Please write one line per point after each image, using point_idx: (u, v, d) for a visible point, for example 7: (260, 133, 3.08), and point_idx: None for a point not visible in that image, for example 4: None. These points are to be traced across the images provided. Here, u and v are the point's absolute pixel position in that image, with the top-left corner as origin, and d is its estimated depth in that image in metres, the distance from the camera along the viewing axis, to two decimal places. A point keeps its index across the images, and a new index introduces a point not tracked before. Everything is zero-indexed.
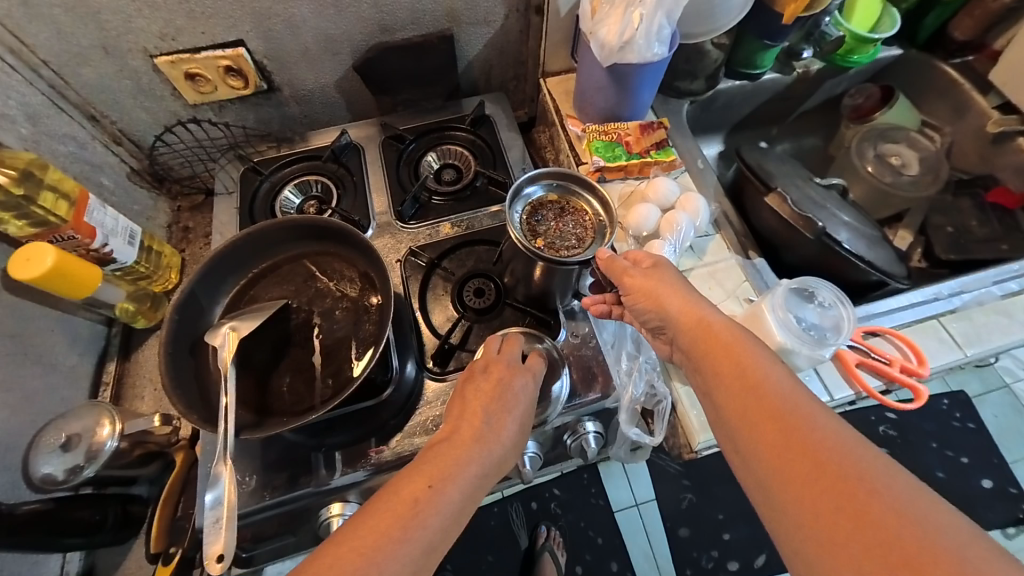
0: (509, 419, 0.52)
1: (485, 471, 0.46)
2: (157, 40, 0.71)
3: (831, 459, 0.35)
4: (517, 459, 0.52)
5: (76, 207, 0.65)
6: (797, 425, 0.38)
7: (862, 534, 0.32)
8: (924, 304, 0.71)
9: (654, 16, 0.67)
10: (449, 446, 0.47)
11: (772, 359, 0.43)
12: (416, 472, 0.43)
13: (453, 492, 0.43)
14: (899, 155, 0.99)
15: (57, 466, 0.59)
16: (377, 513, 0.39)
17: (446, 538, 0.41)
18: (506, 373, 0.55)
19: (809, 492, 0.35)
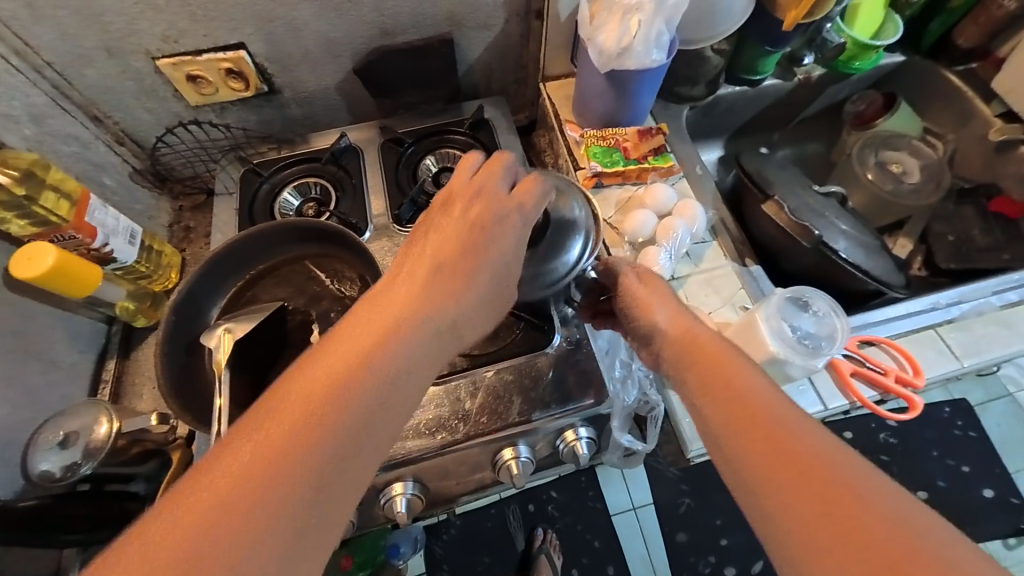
0: (475, 274, 0.47)
1: (430, 336, 0.41)
2: (160, 42, 0.72)
3: (822, 467, 0.35)
4: (483, 309, 0.47)
5: (77, 207, 0.66)
6: (787, 434, 0.37)
7: (858, 543, 0.32)
8: (922, 314, 0.71)
9: (653, 22, 0.67)
10: (376, 313, 0.40)
11: (756, 371, 0.43)
12: (351, 341, 0.37)
13: (376, 372, 0.36)
14: (900, 163, 0.99)
15: (55, 462, 0.60)
16: (278, 408, 0.33)
17: (375, 427, 0.35)
18: (478, 215, 0.49)
19: (803, 500, 0.34)
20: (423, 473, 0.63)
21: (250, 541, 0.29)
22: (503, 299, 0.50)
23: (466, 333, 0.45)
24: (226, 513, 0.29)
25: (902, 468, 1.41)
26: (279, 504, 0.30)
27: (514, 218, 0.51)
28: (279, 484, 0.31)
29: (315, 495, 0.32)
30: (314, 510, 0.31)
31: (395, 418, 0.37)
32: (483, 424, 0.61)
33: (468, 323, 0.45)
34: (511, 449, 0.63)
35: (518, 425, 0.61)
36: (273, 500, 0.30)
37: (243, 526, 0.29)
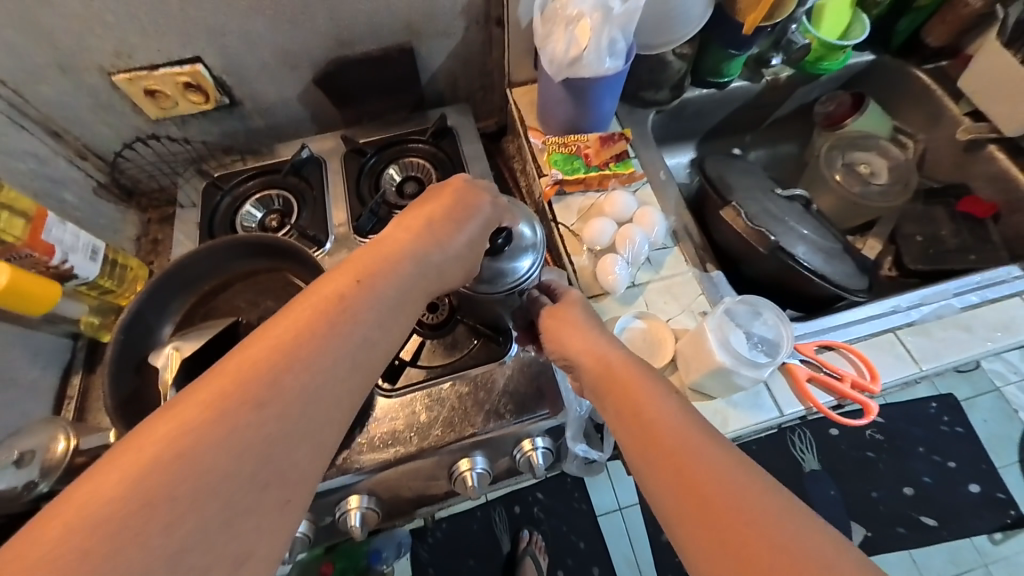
0: (463, 224, 0.53)
1: (427, 267, 0.48)
2: (113, 58, 0.72)
3: (712, 485, 0.37)
4: (468, 262, 0.53)
5: (32, 225, 0.66)
6: (684, 457, 0.39)
7: (745, 556, 0.33)
8: (881, 318, 0.70)
9: (603, 31, 0.67)
10: (382, 245, 0.48)
11: (662, 392, 0.46)
12: (345, 269, 0.44)
13: (383, 287, 0.44)
14: (869, 163, 0.99)
15: (10, 480, 0.60)
16: (300, 308, 0.40)
17: (385, 333, 0.43)
18: (468, 189, 0.56)
19: (700, 518, 0.36)
20: (380, 485, 0.63)
21: (284, 402, 0.36)
22: (476, 260, 0.55)
23: (455, 278, 0.52)
24: (262, 379, 0.36)
25: (887, 465, 1.41)
26: (308, 379, 0.37)
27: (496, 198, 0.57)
28: (307, 360, 0.38)
29: (338, 376, 0.39)
30: (331, 389, 0.39)
31: (397, 331, 0.44)
32: (438, 437, 0.61)
33: (458, 268, 0.52)
34: (467, 461, 0.63)
35: (474, 437, 0.61)
36: (302, 376, 0.37)
37: (278, 391, 0.36)
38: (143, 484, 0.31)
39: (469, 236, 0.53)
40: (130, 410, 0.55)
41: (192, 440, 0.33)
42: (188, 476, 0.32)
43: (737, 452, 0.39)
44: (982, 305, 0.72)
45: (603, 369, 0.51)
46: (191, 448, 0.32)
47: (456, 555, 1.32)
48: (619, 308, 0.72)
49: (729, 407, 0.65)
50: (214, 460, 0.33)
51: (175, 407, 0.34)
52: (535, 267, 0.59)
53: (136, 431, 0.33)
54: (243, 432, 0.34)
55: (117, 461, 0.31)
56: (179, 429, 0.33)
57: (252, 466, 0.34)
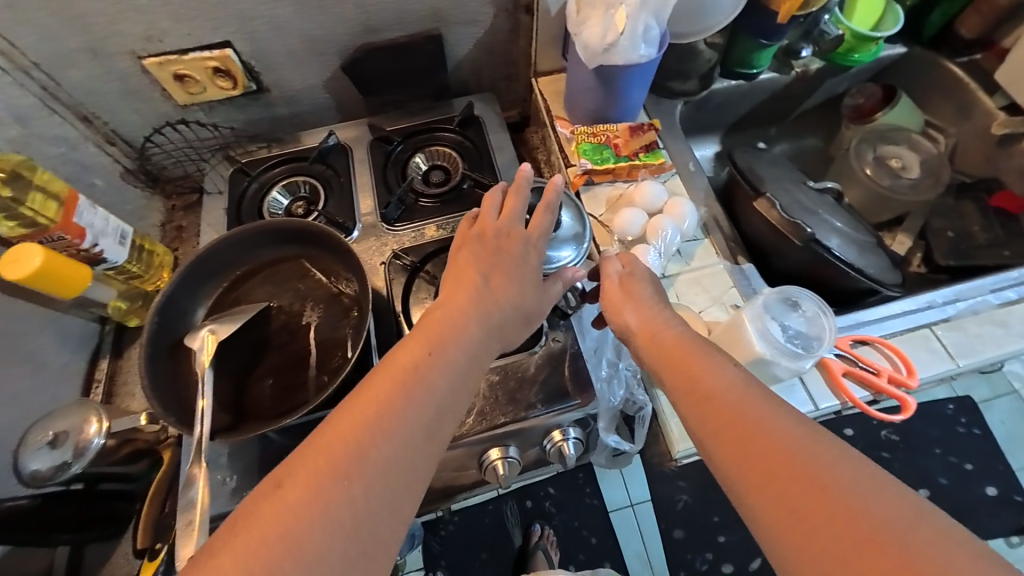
0: (513, 279, 0.54)
1: (487, 329, 0.49)
2: (143, 42, 0.71)
3: (785, 456, 0.37)
4: (524, 317, 0.53)
5: (65, 208, 0.66)
6: (754, 431, 0.39)
7: (818, 524, 0.33)
8: (916, 313, 0.69)
9: (639, 16, 0.66)
10: (443, 311, 0.49)
11: (724, 367, 0.45)
12: (415, 342, 0.46)
13: (451, 356, 0.46)
14: (898, 157, 0.96)
15: (43, 462, 0.60)
16: (376, 383, 0.42)
17: (455, 400, 0.44)
18: (508, 238, 0.56)
19: (771, 492, 0.36)
20: None
21: (369, 478, 0.37)
22: (540, 314, 0.55)
23: (510, 336, 0.52)
24: (349, 456, 0.38)
25: (903, 466, 1.40)
26: (389, 450, 0.39)
27: (535, 242, 0.57)
28: (389, 433, 0.40)
29: (414, 446, 0.40)
30: (410, 460, 0.40)
31: (465, 395, 0.45)
32: (470, 424, 0.61)
33: (514, 326, 0.53)
34: (498, 450, 0.63)
35: (504, 427, 0.61)
36: (383, 448, 0.39)
37: (365, 466, 0.38)
38: (254, 564, 0.33)
39: (521, 290, 0.54)
40: (168, 392, 0.55)
41: (292, 521, 0.34)
42: (287, 557, 0.33)
43: (809, 424, 0.39)
44: (1020, 301, 0.71)
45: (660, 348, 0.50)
46: (292, 527, 0.34)
47: (466, 547, 1.32)
48: None
49: None
50: (312, 540, 0.34)
51: (276, 489, 0.36)
52: (574, 258, 0.61)
53: (244, 511, 0.35)
54: (335, 509, 0.36)
55: (229, 543, 0.34)
56: (280, 510, 0.35)
57: (343, 542, 0.35)
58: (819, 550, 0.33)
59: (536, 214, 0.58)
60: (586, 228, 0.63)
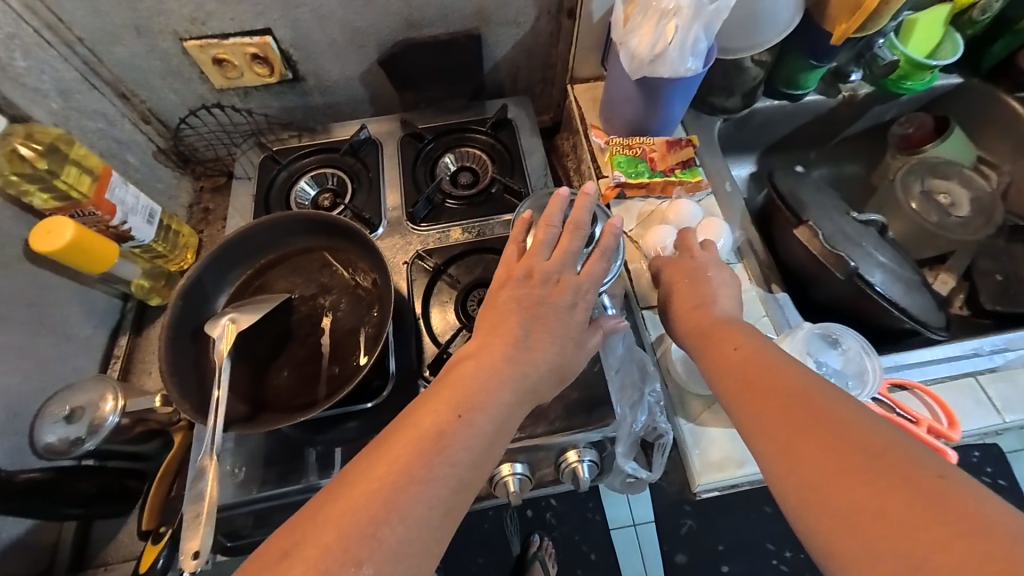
0: (555, 336, 0.52)
1: (520, 395, 0.47)
2: (187, 23, 0.71)
3: (808, 410, 0.41)
4: (557, 377, 0.52)
5: (98, 183, 0.66)
6: (779, 391, 0.43)
7: (839, 466, 0.36)
8: (962, 359, 0.66)
9: (690, 28, 0.63)
10: (476, 366, 0.47)
11: (759, 344, 0.49)
12: (443, 402, 0.44)
13: (479, 423, 0.44)
14: (948, 193, 0.92)
15: (60, 435, 0.60)
16: (397, 447, 0.40)
17: (477, 473, 0.42)
18: (556, 287, 0.54)
19: (796, 446, 0.39)
20: None
21: (378, 563, 0.35)
22: (571, 371, 0.53)
23: (543, 395, 0.51)
24: (360, 534, 0.36)
25: None
26: (402, 531, 0.37)
27: (585, 293, 0.55)
28: (404, 512, 0.38)
29: (430, 525, 0.38)
30: (424, 541, 0.38)
31: (487, 467, 0.43)
32: None
33: (548, 386, 0.51)
34: (509, 465, 0.61)
35: (520, 441, 0.59)
36: (398, 527, 0.37)
37: (376, 547, 0.36)
38: None
39: (559, 349, 0.52)
40: (187, 376, 0.54)
41: None
42: None
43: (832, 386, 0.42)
44: None
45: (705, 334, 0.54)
46: None
47: (463, 553, 1.30)
48: None
49: None
50: None
51: (286, 563, 0.34)
52: (607, 277, 0.59)
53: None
54: None
55: None
56: None
57: None
58: (838, 490, 0.36)
59: (591, 261, 0.56)
60: (621, 246, 0.61)
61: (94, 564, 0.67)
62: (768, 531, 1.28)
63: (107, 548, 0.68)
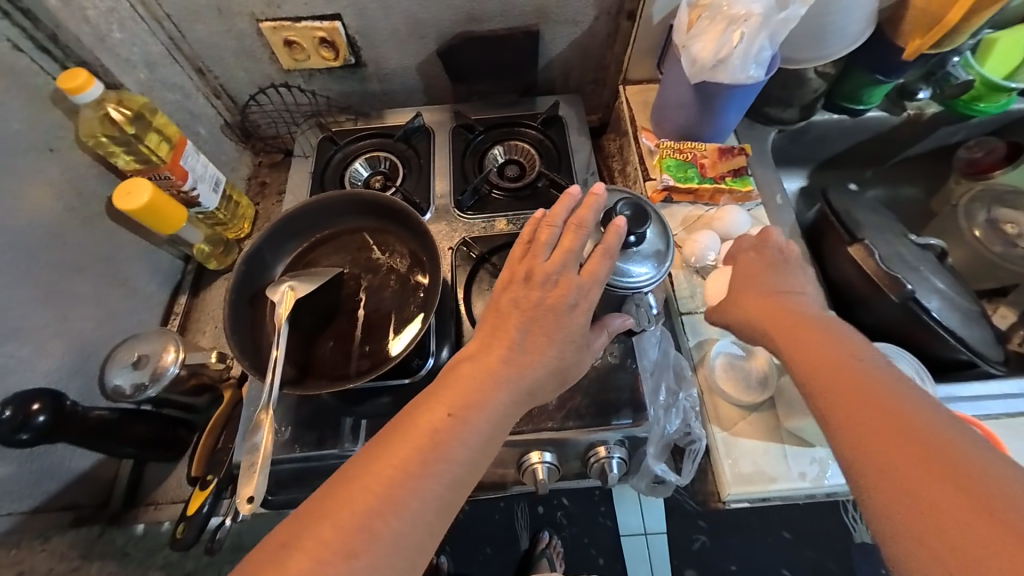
0: (553, 339, 0.49)
1: (516, 396, 0.47)
2: (263, 6, 0.74)
3: (867, 382, 0.42)
4: (558, 378, 0.51)
5: (174, 150, 0.71)
6: (841, 361, 0.45)
7: (887, 429, 0.38)
8: (1017, 399, 0.64)
9: (757, 36, 0.63)
10: (471, 367, 0.47)
11: (828, 323, 0.50)
12: (436, 401, 0.44)
13: (473, 423, 0.44)
14: (1016, 223, 0.86)
15: (126, 380, 0.65)
16: (394, 446, 0.41)
17: (472, 473, 0.43)
18: (556, 289, 0.50)
19: (853, 406, 0.41)
20: None
21: (373, 556, 0.37)
22: (574, 374, 0.52)
23: (542, 397, 0.50)
24: (356, 527, 0.37)
25: None
26: (398, 525, 0.38)
27: (588, 294, 0.51)
28: (399, 508, 0.39)
29: (425, 521, 0.40)
30: (419, 535, 0.39)
31: (485, 466, 0.44)
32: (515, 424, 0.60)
33: (546, 388, 0.50)
34: (539, 453, 0.62)
35: (550, 431, 0.60)
36: (392, 522, 0.38)
37: (371, 541, 0.37)
38: None
39: (559, 354, 0.50)
40: (244, 337, 0.57)
41: None
42: None
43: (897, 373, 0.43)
44: None
45: (786, 325, 0.51)
46: None
47: (471, 540, 1.31)
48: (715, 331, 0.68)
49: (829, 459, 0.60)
50: None
51: (286, 554, 0.36)
52: (652, 277, 0.57)
53: (259, 560, 0.37)
54: None
55: None
56: None
57: None
58: (881, 445, 0.38)
59: (591, 258, 0.51)
60: (670, 249, 0.60)
61: (145, 503, 0.71)
62: (784, 554, 1.22)
63: (157, 490, 0.72)
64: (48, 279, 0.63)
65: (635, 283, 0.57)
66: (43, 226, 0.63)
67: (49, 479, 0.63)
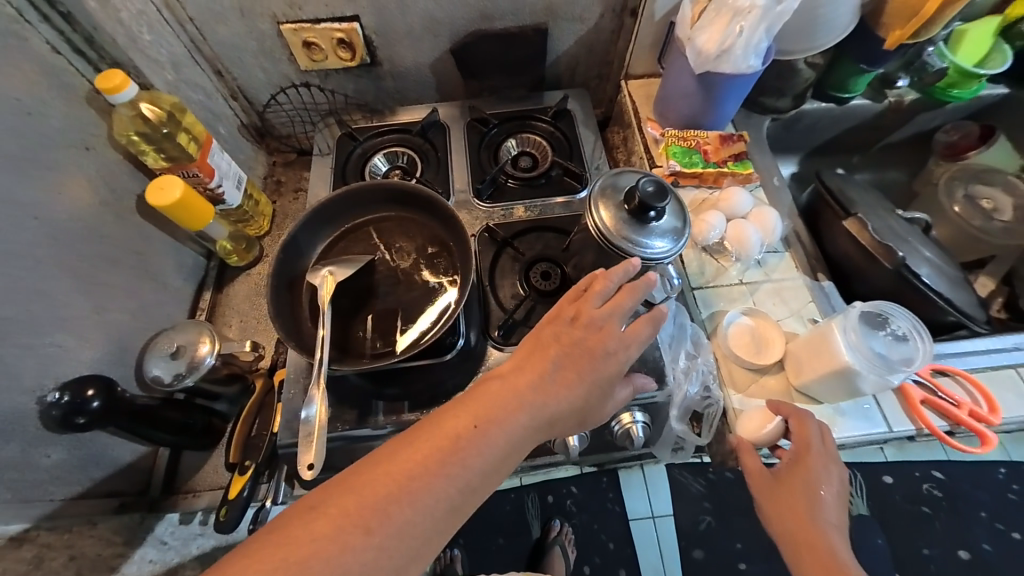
0: (581, 378, 0.52)
1: (536, 422, 0.49)
2: (285, 8, 0.77)
3: (802, 484, 0.59)
4: (579, 418, 0.53)
5: (202, 149, 0.73)
6: (800, 467, 0.59)
7: (793, 512, 0.58)
8: (1001, 353, 0.70)
9: (755, 28, 0.68)
10: (500, 387, 0.49)
11: (813, 424, 0.61)
12: (463, 410, 0.47)
13: (493, 437, 0.46)
14: (991, 199, 0.93)
15: (164, 369, 0.68)
16: (421, 443, 0.44)
17: (485, 481, 0.45)
18: (599, 334, 0.54)
19: (784, 492, 0.59)
20: None
21: (387, 535, 0.40)
22: (593, 415, 0.54)
23: (560, 431, 0.52)
24: (377, 507, 0.40)
25: None
26: (411, 513, 0.41)
27: (626, 347, 0.55)
28: (416, 498, 0.42)
29: (435, 515, 0.42)
30: (428, 527, 0.42)
31: (496, 479, 0.46)
32: None
33: (566, 425, 0.52)
34: None
35: None
36: (406, 509, 0.41)
37: (387, 520, 0.40)
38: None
39: (585, 396, 0.52)
40: (287, 319, 0.60)
41: (314, 552, 0.37)
42: None
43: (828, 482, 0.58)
44: None
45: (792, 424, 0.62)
46: (314, 567, 0.37)
47: (484, 532, 1.30)
48: (726, 303, 0.73)
49: (837, 414, 0.65)
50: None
51: (313, 515, 0.39)
52: (670, 250, 0.61)
53: (287, 514, 0.40)
54: (348, 554, 0.38)
55: (264, 552, 0.37)
56: (311, 541, 0.38)
57: None
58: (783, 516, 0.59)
59: (636, 321, 0.56)
60: (685, 228, 0.63)
61: (182, 491, 0.74)
62: None
63: (193, 478, 0.75)
64: (88, 271, 0.65)
65: (653, 255, 0.61)
66: (83, 221, 0.65)
67: (94, 466, 0.65)
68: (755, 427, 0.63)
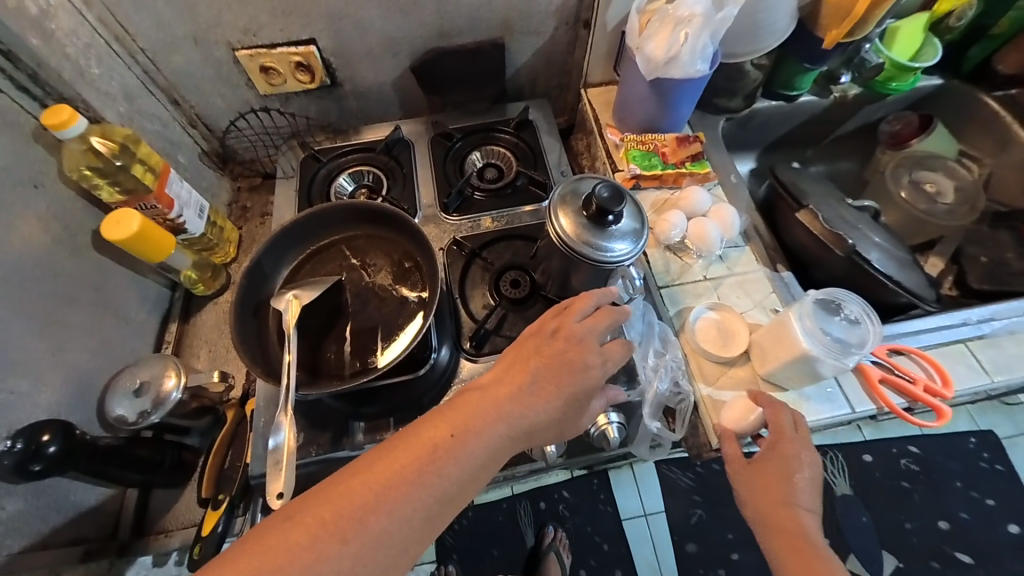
0: (560, 388, 0.52)
1: (514, 432, 0.48)
2: (240, 35, 0.77)
3: (779, 470, 0.61)
4: (558, 428, 0.52)
5: (159, 179, 0.72)
6: (778, 455, 0.61)
7: (769, 498, 0.60)
8: (951, 329, 0.73)
9: (700, 35, 0.71)
10: (479, 398, 0.49)
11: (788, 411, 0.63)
12: (441, 420, 0.47)
13: (471, 447, 0.46)
14: (935, 183, 1.00)
15: (128, 408, 0.66)
16: (398, 454, 0.44)
17: (462, 491, 0.45)
18: (578, 347, 0.54)
19: (762, 479, 0.61)
20: None
21: (360, 544, 0.39)
22: (571, 425, 0.54)
23: (538, 441, 0.51)
24: (352, 516, 0.40)
25: None
26: (387, 522, 0.41)
27: (604, 364, 0.55)
28: (393, 506, 0.41)
29: (409, 524, 0.42)
30: (403, 537, 0.41)
31: (473, 490, 0.46)
32: None
33: (545, 435, 0.52)
34: None
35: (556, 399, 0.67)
36: (382, 518, 0.41)
37: (361, 529, 0.40)
38: None
39: (563, 408, 0.52)
40: (253, 346, 0.60)
41: (290, 561, 0.37)
42: None
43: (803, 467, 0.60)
44: None
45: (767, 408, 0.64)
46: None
47: (479, 545, 1.29)
48: (691, 300, 0.75)
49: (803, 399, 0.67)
50: None
51: (286, 526, 0.39)
52: (631, 252, 0.63)
53: (265, 525, 0.40)
54: (324, 563, 0.38)
55: (239, 560, 0.37)
56: (284, 550, 0.38)
57: None
58: (762, 502, 0.61)
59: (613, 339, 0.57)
60: (644, 229, 0.65)
61: (154, 530, 0.72)
62: None
63: (166, 516, 0.73)
64: (42, 311, 0.63)
65: (615, 256, 0.63)
66: (35, 260, 0.63)
67: (55, 512, 0.63)
68: (739, 416, 0.65)
